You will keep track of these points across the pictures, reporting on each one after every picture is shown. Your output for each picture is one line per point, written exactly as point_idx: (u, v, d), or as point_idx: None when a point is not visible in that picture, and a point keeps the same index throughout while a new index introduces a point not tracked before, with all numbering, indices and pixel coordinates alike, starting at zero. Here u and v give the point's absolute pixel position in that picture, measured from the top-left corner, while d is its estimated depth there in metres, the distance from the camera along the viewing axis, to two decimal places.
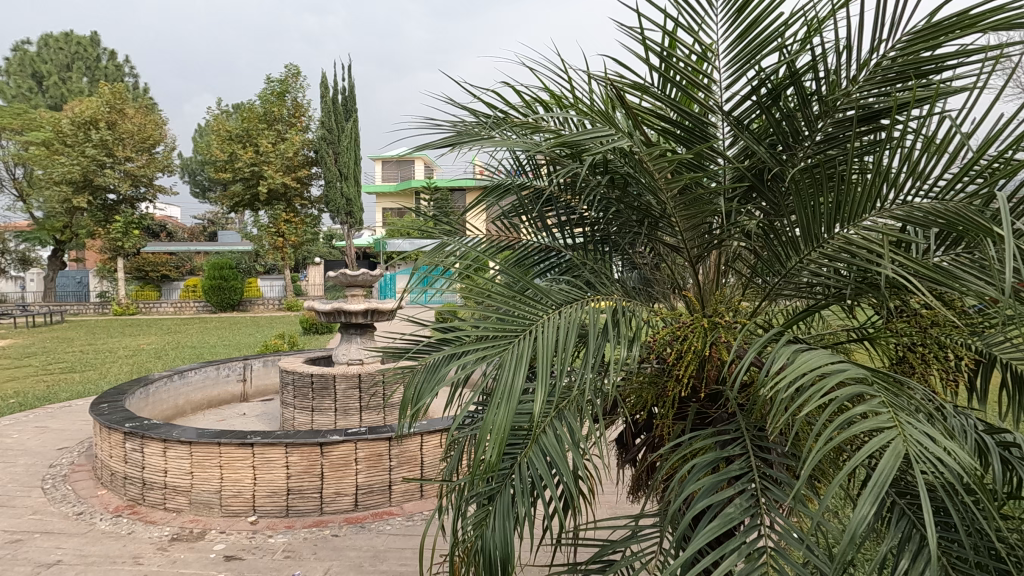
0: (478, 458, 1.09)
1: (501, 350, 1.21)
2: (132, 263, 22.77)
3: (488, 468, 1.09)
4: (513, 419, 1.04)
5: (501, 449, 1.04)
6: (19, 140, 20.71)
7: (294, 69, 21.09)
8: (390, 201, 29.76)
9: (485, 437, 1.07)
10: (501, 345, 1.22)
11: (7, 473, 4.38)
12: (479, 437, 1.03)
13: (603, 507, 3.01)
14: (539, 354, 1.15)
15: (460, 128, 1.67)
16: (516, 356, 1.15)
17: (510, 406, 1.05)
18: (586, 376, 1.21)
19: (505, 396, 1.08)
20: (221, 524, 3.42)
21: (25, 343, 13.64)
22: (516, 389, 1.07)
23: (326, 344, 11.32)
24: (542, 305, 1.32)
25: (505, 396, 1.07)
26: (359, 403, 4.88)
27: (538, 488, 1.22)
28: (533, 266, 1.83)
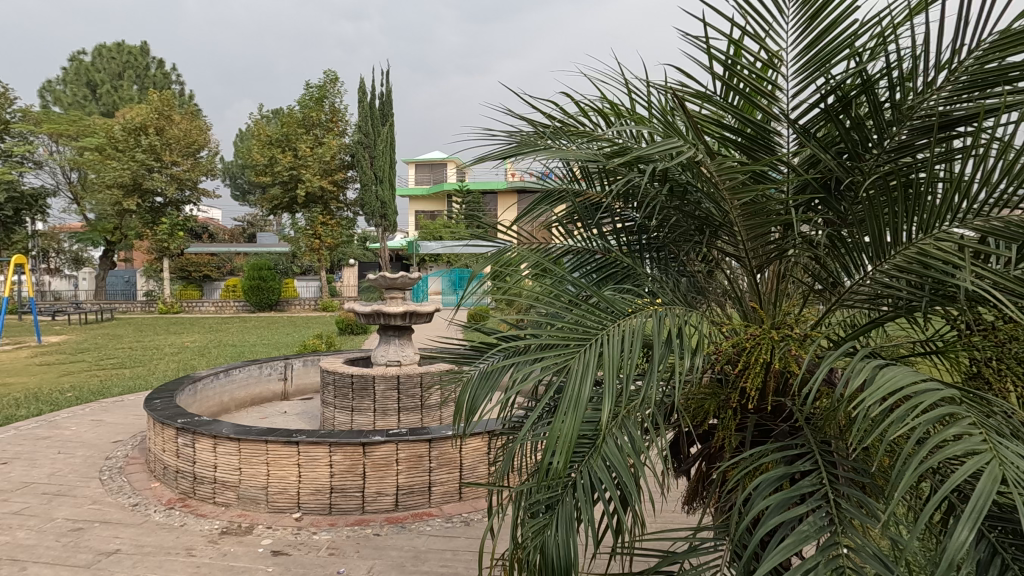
0: (544, 466, 1.09)
1: (568, 357, 1.22)
2: (177, 263, 23.73)
3: (554, 475, 1.10)
4: (580, 428, 1.05)
5: (568, 459, 1.05)
6: (74, 145, 21.77)
7: (332, 75, 21.60)
8: (423, 204, 30.14)
9: (553, 443, 1.08)
10: (568, 353, 1.23)
11: (67, 463, 4.60)
12: (546, 444, 1.04)
13: (650, 514, 2.95)
14: (606, 362, 1.16)
15: (518, 138, 1.70)
16: (585, 365, 1.15)
17: (577, 414, 1.07)
18: (653, 384, 1.23)
19: (572, 405, 1.09)
20: (267, 520, 3.52)
21: (78, 339, 14.30)
22: (584, 398, 1.09)
23: (362, 344, 11.52)
24: (606, 317, 1.32)
25: (572, 406, 1.08)
26: (397, 404, 4.95)
27: (599, 492, 1.24)
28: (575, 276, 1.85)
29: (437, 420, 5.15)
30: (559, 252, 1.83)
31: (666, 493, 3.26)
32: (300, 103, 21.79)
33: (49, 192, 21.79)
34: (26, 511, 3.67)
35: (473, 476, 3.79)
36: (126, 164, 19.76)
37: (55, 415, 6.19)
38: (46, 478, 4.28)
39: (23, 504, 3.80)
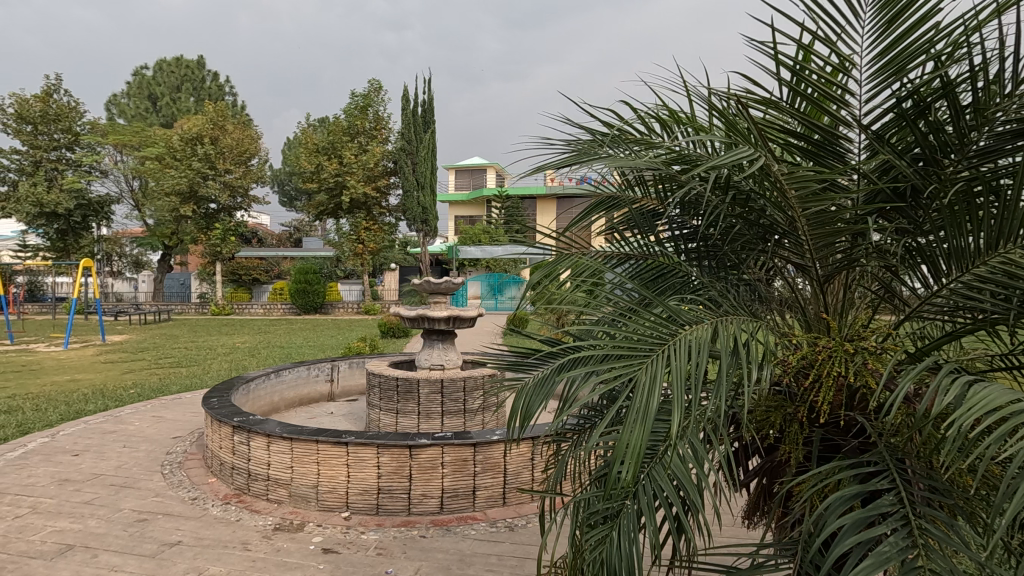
0: (613, 477, 1.10)
1: (635, 367, 1.20)
2: (229, 267, 24.79)
3: (623, 486, 1.09)
4: (650, 438, 1.05)
5: (639, 468, 1.06)
6: (136, 154, 22.95)
7: (377, 83, 22.13)
8: (463, 210, 30.49)
9: (621, 454, 1.08)
10: (634, 363, 1.22)
11: (132, 457, 4.86)
12: (615, 454, 1.05)
13: (714, 527, 2.87)
14: (674, 373, 1.14)
15: (576, 147, 1.72)
16: (654, 373, 1.15)
17: (647, 424, 1.07)
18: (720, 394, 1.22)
19: (640, 415, 1.09)
20: (318, 518, 3.62)
21: (138, 338, 15.11)
22: (653, 408, 1.09)
23: (403, 348, 11.71)
24: (670, 327, 1.31)
25: (642, 414, 1.09)
26: (441, 407, 5.01)
27: (662, 503, 1.24)
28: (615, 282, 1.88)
29: (480, 424, 5.19)
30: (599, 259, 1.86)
31: (723, 505, 3.17)
32: (346, 112, 22.41)
33: (113, 200, 23.09)
34: (96, 502, 3.88)
35: (517, 481, 3.80)
36: (183, 172, 20.72)
37: (120, 410, 6.54)
38: (114, 470, 4.53)
39: (93, 494, 4.02)
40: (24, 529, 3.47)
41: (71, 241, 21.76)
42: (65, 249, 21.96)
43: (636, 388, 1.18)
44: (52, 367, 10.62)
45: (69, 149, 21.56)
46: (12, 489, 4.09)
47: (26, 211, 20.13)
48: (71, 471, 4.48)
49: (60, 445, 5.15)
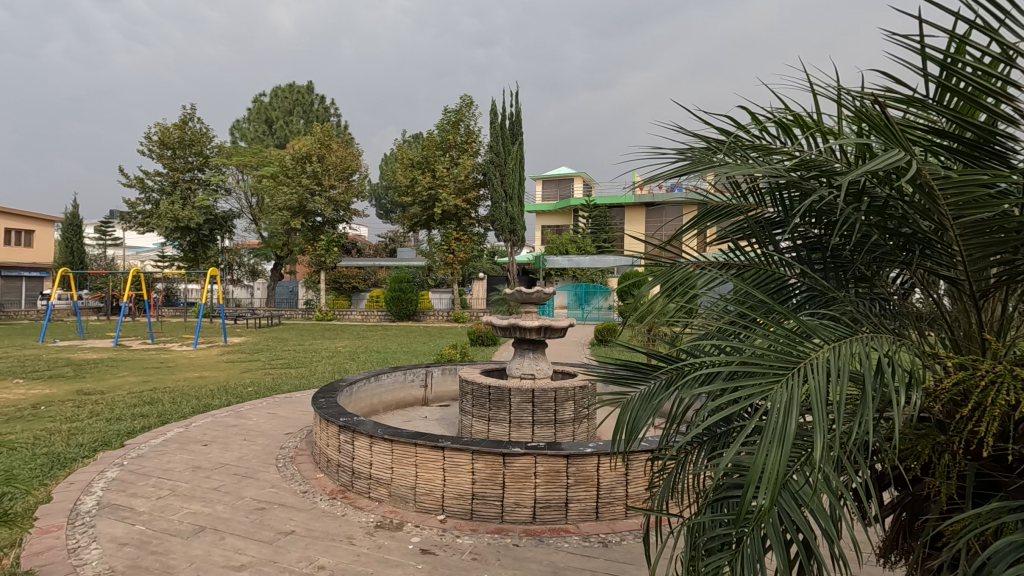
0: (749, 501, 1.08)
1: (770, 385, 1.16)
2: (331, 275, 26.68)
3: (758, 512, 1.07)
4: (786, 462, 1.04)
5: (775, 493, 1.05)
6: (254, 173, 25.27)
7: (468, 98, 22.87)
8: (550, 219, 30.62)
9: (757, 479, 1.07)
10: (769, 381, 1.17)
11: (251, 449, 5.32)
12: (750, 478, 1.05)
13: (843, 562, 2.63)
14: (813, 395, 1.10)
15: (692, 156, 1.71)
16: (791, 393, 1.11)
17: (784, 449, 1.05)
18: (863, 416, 1.17)
19: (776, 438, 1.08)
20: (415, 518, 3.76)
21: (253, 340, 16.61)
22: (790, 432, 1.07)
23: (492, 356, 11.93)
24: (807, 343, 1.25)
25: (779, 437, 1.07)
26: (531, 417, 5.03)
27: (794, 530, 1.20)
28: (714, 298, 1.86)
29: (571, 435, 5.15)
30: (690, 268, 1.82)
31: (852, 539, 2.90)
32: (439, 127, 23.33)
33: (235, 215, 25.61)
34: (222, 488, 4.29)
35: (611, 496, 3.72)
36: (293, 189, 22.56)
37: (241, 406, 7.19)
38: (237, 460, 4.98)
39: (220, 481, 4.45)
40: (165, 508, 3.90)
41: (201, 252, 24.45)
42: (195, 259, 24.69)
43: (769, 409, 1.15)
44: (185, 365, 11.92)
45: (200, 170, 24.28)
46: (155, 472, 4.62)
47: (165, 225, 22.88)
48: (202, 459, 4.98)
49: (193, 434, 5.76)
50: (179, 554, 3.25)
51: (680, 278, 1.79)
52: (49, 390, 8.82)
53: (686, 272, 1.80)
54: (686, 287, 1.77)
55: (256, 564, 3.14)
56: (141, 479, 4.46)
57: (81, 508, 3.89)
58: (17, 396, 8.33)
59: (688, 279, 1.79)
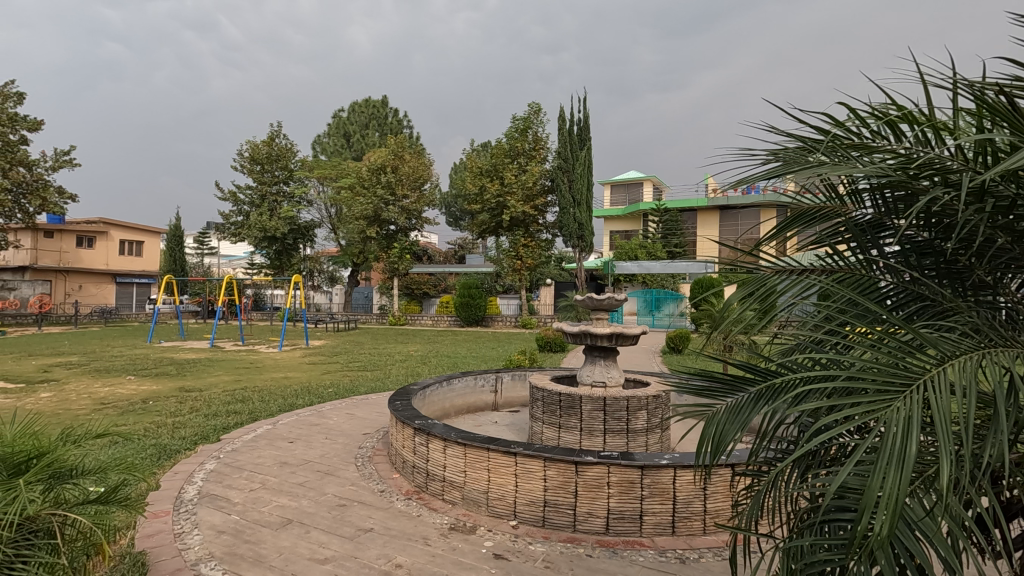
0: (863, 526, 1.04)
1: (885, 406, 1.11)
2: (404, 281, 27.70)
3: (877, 538, 1.02)
4: (908, 486, 0.99)
5: (895, 519, 1.00)
6: (333, 185, 26.64)
7: (536, 105, 23.01)
8: (618, 224, 30.17)
9: (873, 503, 1.02)
10: (884, 402, 1.12)
11: (332, 447, 5.58)
12: (866, 502, 1.00)
13: None
14: (936, 415, 1.04)
15: (786, 156, 1.65)
16: (908, 411, 1.06)
17: (904, 472, 1.00)
18: (994, 436, 1.09)
19: (894, 459, 1.03)
20: (488, 522, 3.80)
21: (332, 343, 17.46)
22: (910, 454, 1.02)
23: (560, 362, 11.90)
24: (925, 359, 1.18)
25: (896, 460, 1.02)
26: (603, 425, 4.95)
27: (912, 557, 1.14)
28: (803, 307, 1.80)
29: (644, 446, 5.01)
30: (770, 274, 1.81)
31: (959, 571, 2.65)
32: (507, 135, 23.61)
33: (316, 225, 27.11)
34: (307, 484, 4.53)
35: (687, 511, 3.58)
36: (369, 199, 23.58)
37: (322, 406, 7.57)
38: (319, 458, 5.24)
39: (304, 477, 4.69)
40: (256, 500, 4.16)
41: (286, 260, 26.09)
42: (281, 266, 26.34)
43: (883, 427, 1.10)
44: (272, 365, 12.73)
45: (285, 183, 25.96)
46: (247, 466, 4.94)
47: (255, 235, 24.58)
48: (288, 456, 5.29)
49: (280, 432, 6.13)
50: (269, 544, 3.45)
51: (761, 286, 1.79)
52: (157, 387, 9.69)
53: (766, 279, 1.80)
54: (765, 294, 1.77)
55: (338, 558, 3.29)
56: (235, 472, 4.80)
57: (184, 496, 4.23)
58: (130, 391, 9.20)
59: (769, 286, 1.79)
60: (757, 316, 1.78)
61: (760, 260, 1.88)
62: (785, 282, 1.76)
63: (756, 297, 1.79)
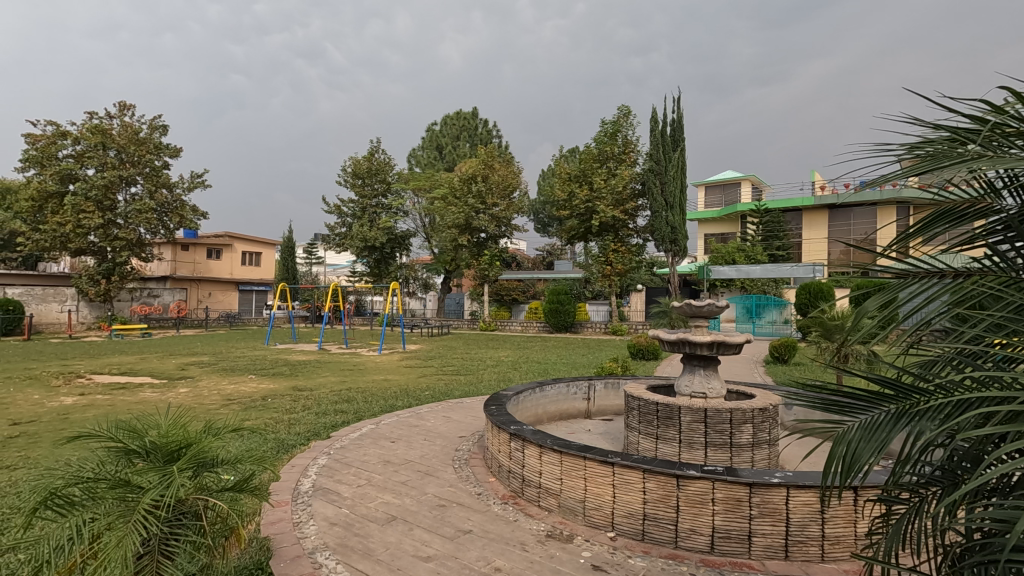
0: None
1: None
2: (494, 288, 28.19)
3: None
4: None
5: None
6: (427, 196, 27.69)
7: (626, 108, 22.62)
8: (714, 227, 28.82)
9: None
10: None
11: (431, 449, 5.79)
12: None
13: None
14: None
15: (931, 149, 1.52)
16: None
17: None
18: None
19: None
20: (585, 532, 3.75)
21: (427, 348, 18.16)
22: None
23: (654, 371, 11.53)
24: None
25: None
26: (704, 438, 4.72)
27: None
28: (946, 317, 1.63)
29: (749, 462, 4.73)
30: (900, 278, 1.64)
31: None
32: (596, 140, 23.39)
33: (412, 234, 28.40)
34: (409, 483, 4.73)
35: (803, 536, 3.31)
36: (461, 208, 24.33)
37: (420, 408, 7.88)
38: (420, 458, 5.46)
39: (406, 476, 4.91)
40: (363, 496, 4.41)
41: (384, 268, 27.58)
42: (380, 274, 27.84)
43: None
44: (373, 368, 13.48)
45: (384, 196, 27.50)
46: (355, 464, 5.25)
47: (357, 245, 26.21)
48: (391, 455, 5.55)
49: (382, 432, 6.45)
50: (376, 539, 3.64)
51: (893, 295, 1.61)
52: (273, 386, 10.58)
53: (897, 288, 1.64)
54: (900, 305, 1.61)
55: (440, 557, 3.39)
56: (345, 468, 5.12)
57: (301, 488, 4.58)
58: (252, 389, 10.12)
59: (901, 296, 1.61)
60: (879, 325, 1.63)
61: (881, 263, 1.75)
62: (909, 287, 1.61)
63: (881, 305, 1.65)
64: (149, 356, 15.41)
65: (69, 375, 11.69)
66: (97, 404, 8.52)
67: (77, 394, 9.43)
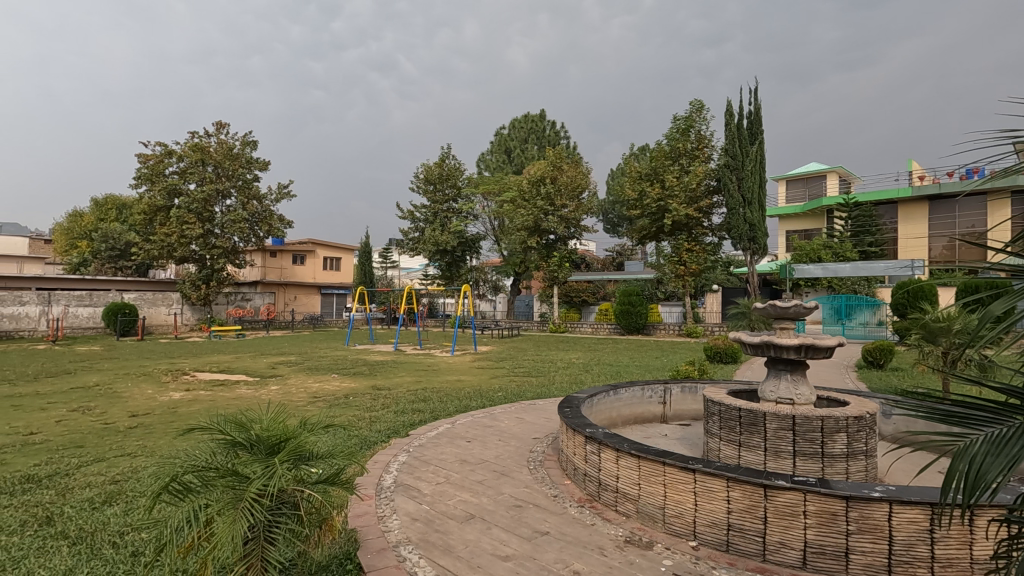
0: None
1: None
2: (563, 289, 28.03)
3: None
4: None
5: None
6: (496, 199, 28.08)
7: (699, 102, 21.87)
8: (797, 223, 27.23)
9: None
10: None
11: (506, 449, 5.86)
12: None
13: None
14: None
15: None
16: None
17: None
18: None
19: None
20: (665, 540, 3.66)
21: (498, 350, 18.37)
22: None
23: (733, 374, 11.06)
24: None
25: None
26: (792, 447, 4.47)
27: None
28: None
29: (844, 474, 4.42)
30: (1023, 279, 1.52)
31: None
32: (668, 136, 22.77)
33: (482, 237, 28.88)
34: (485, 482, 4.81)
35: (909, 556, 3.03)
36: (529, 210, 24.42)
37: (493, 409, 7.99)
38: (495, 458, 5.54)
39: (482, 476, 4.99)
40: (442, 493, 4.54)
41: (455, 271, 28.25)
42: (451, 277, 28.52)
43: None
44: (447, 368, 13.82)
45: (454, 201, 28.15)
46: (433, 462, 5.40)
47: (429, 249, 26.98)
48: (467, 454, 5.67)
49: (458, 431, 6.60)
50: (456, 536, 3.73)
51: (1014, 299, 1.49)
52: (354, 385, 11.09)
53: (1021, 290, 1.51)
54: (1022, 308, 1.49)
55: (519, 557, 3.42)
56: (424, 465, 5.29)
57: (384, 484, 4.77)
58: (335, 388, 10.69)
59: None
60: (999, 330, 1.51)
61: (1000, 261, 1.61)
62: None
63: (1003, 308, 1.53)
64: (244, 355, 16.64)
65: (176, 372, 12.83)
66: (201, 399, 9.29)
67: (184, 390, 10.33)
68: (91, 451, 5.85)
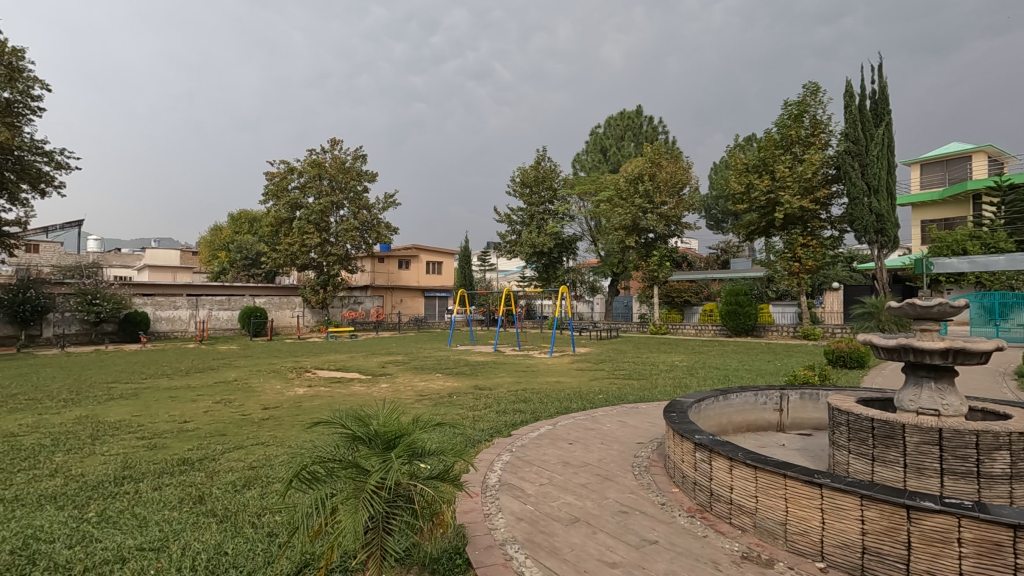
0: None
1: None
2: (664, 290, 27.04)
3: None
4: None
5: None
6: (593, 199, 27.82)
7: (813, 84, 20.18)
8: (935, 212, 24.23)
9: None
10: None
11: (609, 453, 5.74)
12: None
13: None
14: None
15: None
16: None
17: None
18: None
19: None
20: (788, 559, 3.39)
21: (596, 351, 18.15)
22: None
23: (861, 381, 10.03)
24: None
25: None
26: (939, 464, 3.93)
27: None
28: None
29: (1006, 497, 3.83)
30: None
31: None
32: (778, 124, 21.20)
33: (577, 238, 28.73)
34: (589, 486, 4.74)
35: None
36: (627, 209, 23.88)
37: (593, 411, 7.88)
38: (599, 462, 5.45)
39: (586, 479, 4.93)
40: (546, 494, 4.54)
41: (552, 272, 28.37)
42: (548, 279, 28.63)
43: None
44: (546, 370, 13.87)
45: (550, 202, 28.21)
46: (536, 462, 5.43)
47: (526, 251, 27.30)
48: (569, 456, 5.64)
49: (560, 433, 6.59)
50: (562, 538, 3.71)
51: None
52: (456, 384, 11.48)
53: None
54: None
55: (627, 565, 3.33)
56: (527, 465, 5.34)
57: (489, 482, 4.88)
58: (439, 386, 11.13)
59: None
60: None
61: None
62: None
63: None
64: (357, 355, 17.84)
65: (300, 369, 14.07)
66: (321, 395, 10.11)
67: (306, 386, 11.28)
68: (231, 439, 6.55)
